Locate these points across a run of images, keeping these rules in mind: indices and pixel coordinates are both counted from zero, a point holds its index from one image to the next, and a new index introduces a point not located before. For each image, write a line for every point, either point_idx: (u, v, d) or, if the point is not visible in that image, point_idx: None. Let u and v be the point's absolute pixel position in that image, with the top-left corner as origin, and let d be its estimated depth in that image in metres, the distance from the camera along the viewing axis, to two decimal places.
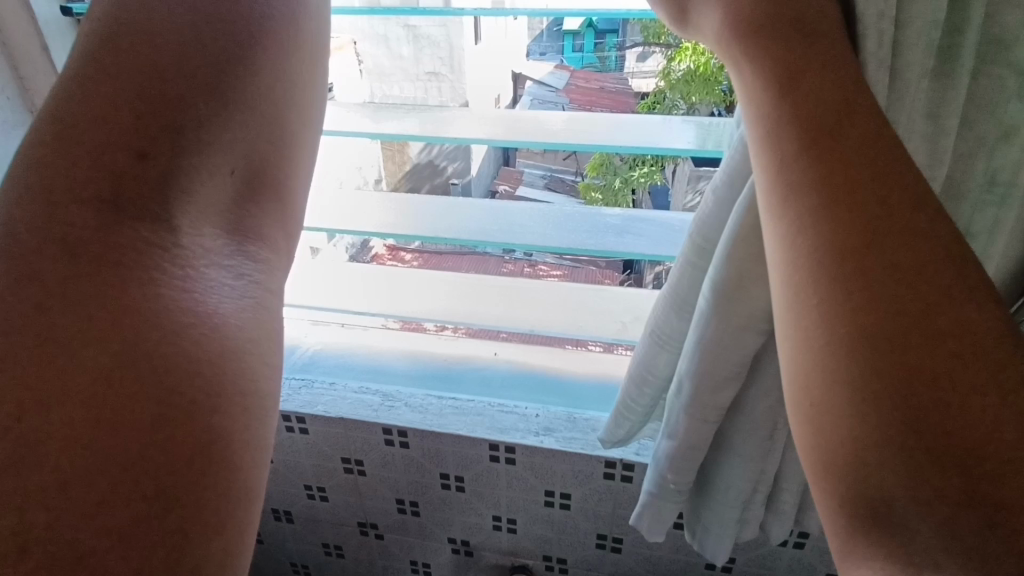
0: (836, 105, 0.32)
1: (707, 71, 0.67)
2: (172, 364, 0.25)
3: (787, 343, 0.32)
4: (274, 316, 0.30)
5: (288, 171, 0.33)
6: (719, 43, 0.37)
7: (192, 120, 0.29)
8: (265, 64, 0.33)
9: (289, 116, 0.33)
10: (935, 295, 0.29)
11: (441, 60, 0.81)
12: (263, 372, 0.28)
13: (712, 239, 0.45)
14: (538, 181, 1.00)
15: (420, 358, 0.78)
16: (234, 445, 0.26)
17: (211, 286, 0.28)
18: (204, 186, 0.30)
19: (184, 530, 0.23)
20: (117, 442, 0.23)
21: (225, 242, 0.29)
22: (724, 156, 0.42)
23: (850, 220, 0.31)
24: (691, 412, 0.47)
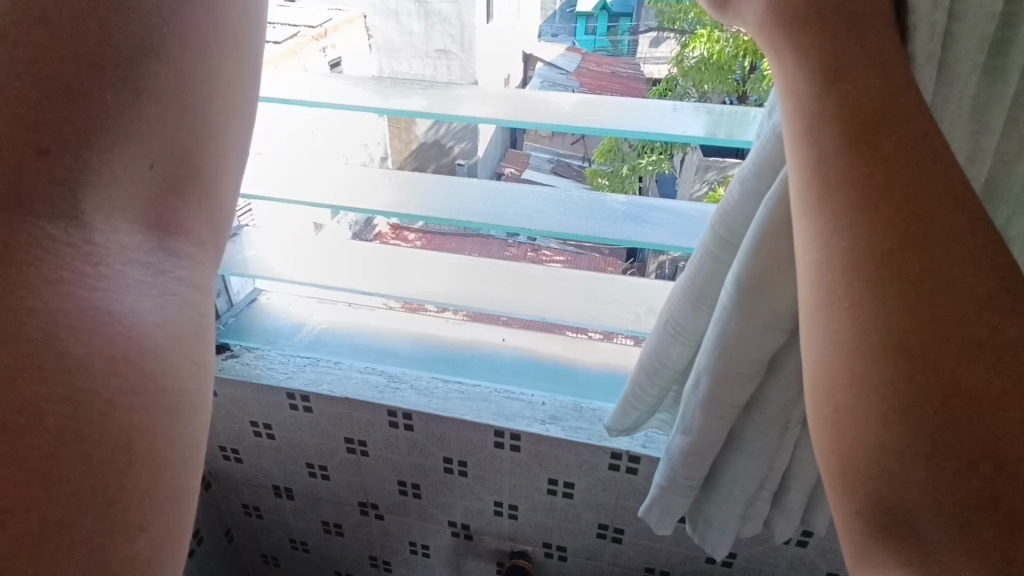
0: (883, 100, 0.31)
1: (721, 59, 0.71)
2: (81, 364, 0.25)
3: (814, 345, 0.31)
4: (199, 313, 0.30)
5: (215, 163, 0.34)
6: (760, 30, 0.36)
7: (106, 110, 0.29)
8: (194, 59, 0.33)
9: (219, 113, 0.34)
10: (981, 302, 0.28)
11: (452, 38, 0.76)
12: (185, 371, 0.29)
13: (736, 231, 0.43)
14: (546, 166, 0.94)
15: (426, 341, 0.77)
16: (158, 444, 0.26)
17: (125, 284, 0.28)
18: (119, 178, 0.29)
19: (106, 528, 0.24)
20: (25, 448, 0.23)
21: (144, 238, 0.30)
22: (753, 147, 0.41)
23: (890, 221, 0.29)
24: (707, 408, 0.46)
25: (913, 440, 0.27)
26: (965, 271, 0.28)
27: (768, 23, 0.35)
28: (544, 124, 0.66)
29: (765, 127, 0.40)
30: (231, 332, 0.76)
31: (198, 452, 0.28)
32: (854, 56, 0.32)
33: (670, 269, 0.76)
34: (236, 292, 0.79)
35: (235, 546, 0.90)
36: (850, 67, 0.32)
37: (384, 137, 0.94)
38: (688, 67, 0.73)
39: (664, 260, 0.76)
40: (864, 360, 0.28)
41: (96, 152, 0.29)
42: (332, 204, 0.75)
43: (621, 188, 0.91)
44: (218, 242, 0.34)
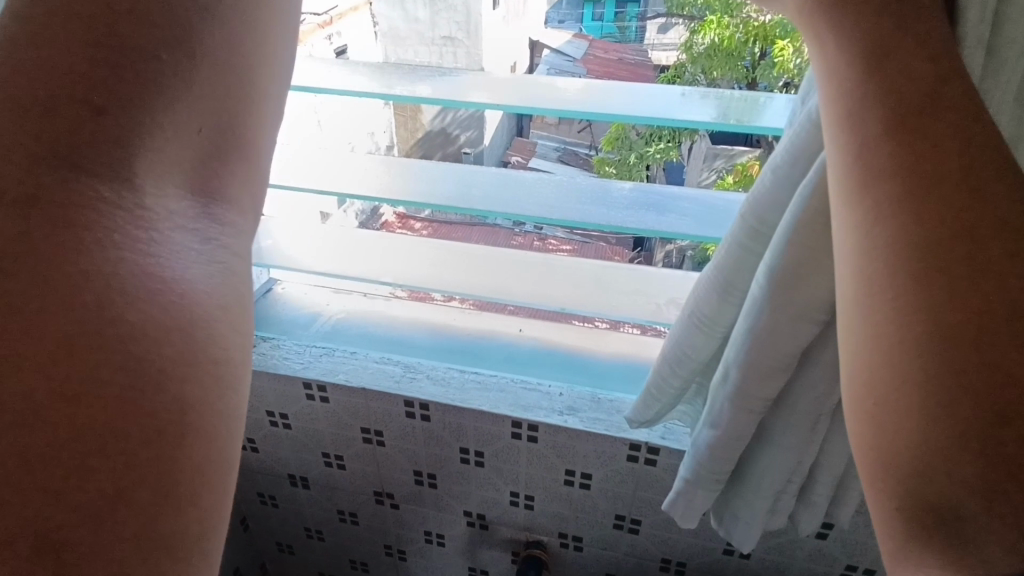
0: (930, 86, 0.29)
1: (731, 45, 0.77)
2: (133, 332, 0.25)
3: (853, 339, 0.29)
4: (242, 282, 0.29)
5: (256, 130, 0.32)
6: (800, 14, 0.34)
7: (155, 70, 0.28)
8: (240, 21, 0.32)
9: (262, 81, 0.33)
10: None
11: (458, 25, 0.75)
12: (232, 342, 0.27)
13: (768, 221, 0.42)
14: (552, 154, 0.92)
15: (440, 331, 0.77)
16: (208, 415, 0.25)
17: (176, 249, 0.27)
18: (168, 142, 0.29)
19: (157, 501, 0.23)
20: (85, 412, 0.23)
21: (191, 204, 0.29)
22: (786, 134, 0.40)
23: (936, 209, 0.28)
24: (736, 401, 0.45)
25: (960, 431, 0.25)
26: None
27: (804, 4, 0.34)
28: (553, 110, 0.65)
29: (801, 113, 0.39)
30: None
31: (245, 428, 0.27)
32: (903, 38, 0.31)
33: (677, 257, 0.76)
34: None
35: (250, 534, 0.91)
36: (901, 49, 0.30)
37: (389, 125, 0.93)
38: (697, 54, 0.78)
39: (671, 249, 0.75)
40: (909, 351, 0.27)
41: (146, 113, 0.28)
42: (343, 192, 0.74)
43: (627, 173, 0.91)
44: (258, 213, 0.32)
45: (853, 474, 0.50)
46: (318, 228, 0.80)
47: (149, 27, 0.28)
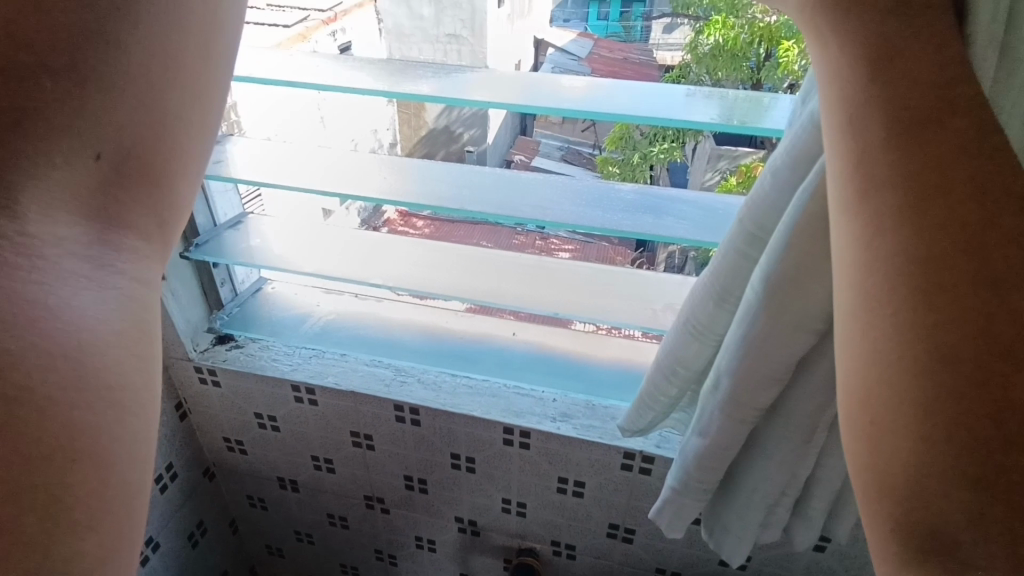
0: (936, 89, 0.27)
1: (736, 45, 0.72)
2: (16, 360, 0.24)
3: (848, 354, 0.28)
4: (143, 307, 0.29)
5: (167, 154, 0.32)
6: (802, 13, 0.33)
7: (43, 99, 0.28)
8: (151, 47, 0.31)
9: (175, 106, 0.32)
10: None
11: (462, 23, 0.73)
12: (133, 368, 0.27)
13: (767, 228, 0.41)
14: (555, 154, 0.91)
15: (434, 334, 0.75)
16: (104, 440, 0.25)
17: (62, 277, 0.26)
18: (59, 170, 0.28)
19: (50, 529, 0.22)
20: None
21: (83, 232, 0.28)
22: (786, 136, 0.39)
23: (940, 220, 0.25)
24: (727, 411, 0.44)
25: (969, 459, 0.23)
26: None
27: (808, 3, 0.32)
28: (557, 110, 0.63)
29: (802, 114, 0.37)
30: (234, 322, 0.75)
31: (147, 450, 0.27)
32: (899, 34, 0.29)
33: (679, 259, 0.74)
34: (240, 282, 0.78)
35: (240, 536, 0.89)
36: (897, 50, 0.29)
37: (392, 122, 0.89)
38: (702, 55, 0.73)
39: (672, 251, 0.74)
40: (912, 372, 0.25)
41: (31, 141, 0.27)
42: (340, 192, 0.72)
43: (631, 175, 0.89)
44: (164, 238, 0.32)
45: (850, 489, 0.49)
46: (313, 227, 0.79)
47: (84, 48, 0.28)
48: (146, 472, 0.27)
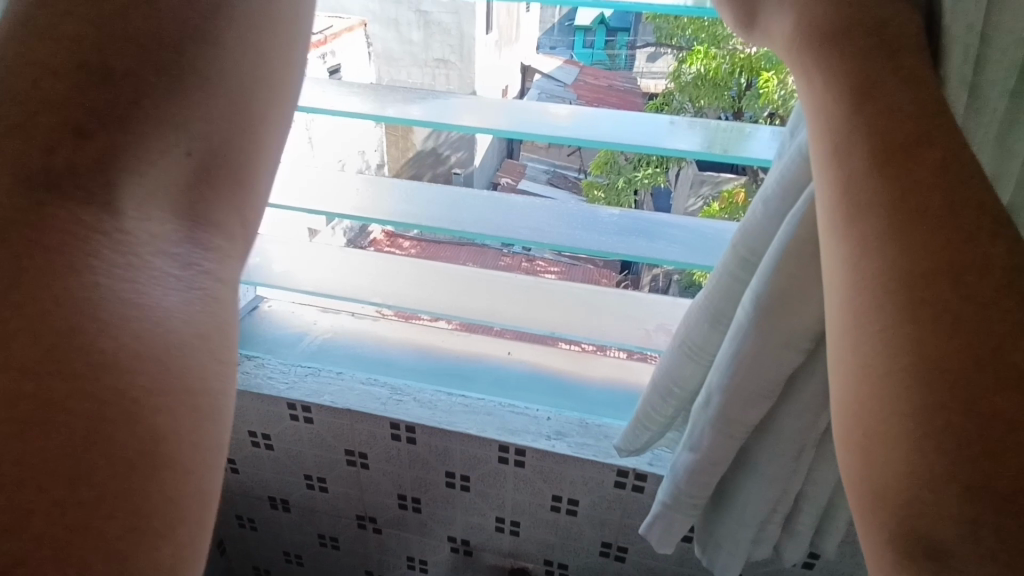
0: (913, 123, 0.30)
1: (717, 75, 0.75)
2: (105, 359, 0.23)
3: (839, 370, 0.29)
4: (225, 310, 0.27)
5: (252, 150, 0.30)
6: (788, 50, 0.35)
7: (141, 96, 0.27)
8: (242, 49, 0.30)
9: (259, 105, 0.31)
10: (1002, 331, 0.25)
11: (451, 48, 0.76)
12: (214, 371, 0.25)
13: (757, 252, 0.43)
14: (541, 177, 0.93)
15: (431, 353, 0.76)
16: (185, 448, 0.23)
17: (152, 275, 0.25)
18: (153, 167, 0.27)
19: (126, 539, 0.21)
20: (50, 444, 0.21)
21: (173, 228, 0.27)
22: (775, 166, 0.41)
23: (920, 243, 0.27)
24: (717, 426, 0.45)
25: (955, 468, 0.24)
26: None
27: (796, 38, 0.34)
28: (548, 136, 0.66)
29: (789, 147, 0.40)
30: None
31: (226, 459, 0.25)
32: (881, 71, 0.31)
33: (663, 281, 0.76)
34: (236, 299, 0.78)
35: (228, 558, 0.88)
36: (879, 87, 0.31)
37: (380, 143, 0.92)
38: (684, 83, 0.78)
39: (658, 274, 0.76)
40: (893, 385, 0.26)
41: (131, 137, 0.27)
42: (336, 212, 0.74)
43: (615, 199, 0.92)
44: (250, 240, 0.30)
45: (837, 505, 0.50)
46: (309, 247, 0.80)
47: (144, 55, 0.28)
48: (223, 481, 0.24)
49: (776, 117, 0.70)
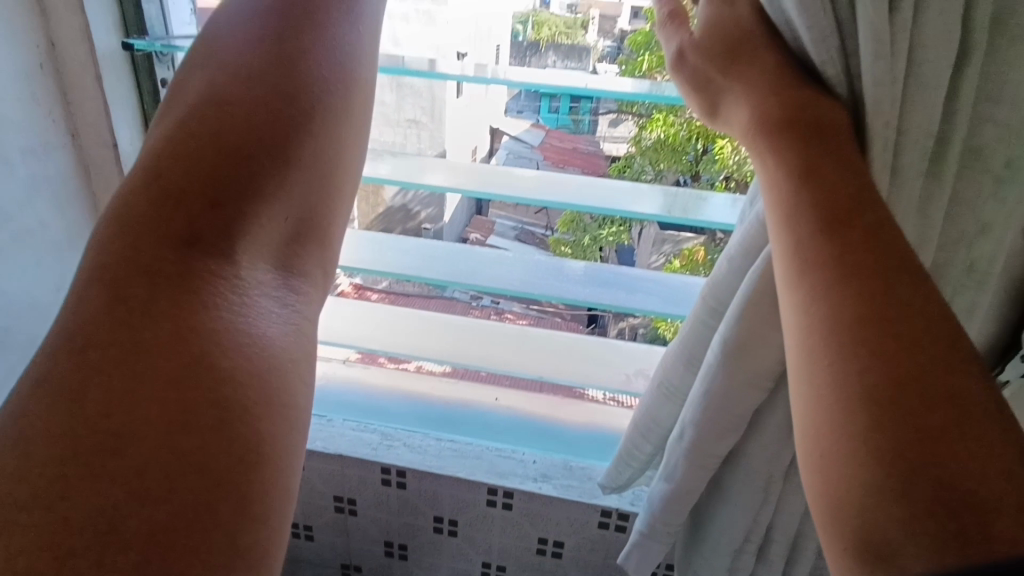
0: (845, 197, 0.36)
1: (675, 141, 0.78)
2: (230, 375, 0.28)
3: (801, 400, 0.34)
4: (311, 341, 0.32)
5: (332, 215, 0.37)
6: (745, 134, 0.42)
7: (259, 172, 0.32)
8: (331, 131, 0.36)
9: (338, 178, 0.37)
10: (927, 363, 0.31)
11: (422, 110, 0.83)
12: (301, 390, 0.30)
13: (725, 301, 0.49)
14: (509, 233, 0.94)
15: (420, 399, 0.79)
16: (279, 449, 0.28)
17: (262, 314, 0.31)
18: (262, 228, 0.32)
19: (237, 519, 0.26)
20: (189, 440, 0.26)
21: (274, 277, 0.32)
22: (738, 230, 0.47)
23: (860, 293, 0.33)
24: (690, 458, 0.50)
25: (903, 482, 0.29)
26: (945, 345, 0.32)
27: (755, 125, 0.41)
28: (538, 200, 0.72)
29: (750, 214, 0.47)
30: None
31: (302, 461, 0.30)
32: (822, 153, 0.38)
33: (629, 333, 0.81)
34: None
35: None
36: (819, 166, 0.38)
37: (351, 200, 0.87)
38: (645, 148, 0.80)
39: (623, 326, 0.81)
40: (844, 408, 0.32)
41: (251, 205, 0.32)
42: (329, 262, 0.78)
43: (582, 255, 0.92)
44: (329, 288, 0.36)
45: (805, 535, 0.55)
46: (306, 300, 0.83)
47: (259, 137, 0.33)
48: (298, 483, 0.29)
49: (730, 180, 0.78)
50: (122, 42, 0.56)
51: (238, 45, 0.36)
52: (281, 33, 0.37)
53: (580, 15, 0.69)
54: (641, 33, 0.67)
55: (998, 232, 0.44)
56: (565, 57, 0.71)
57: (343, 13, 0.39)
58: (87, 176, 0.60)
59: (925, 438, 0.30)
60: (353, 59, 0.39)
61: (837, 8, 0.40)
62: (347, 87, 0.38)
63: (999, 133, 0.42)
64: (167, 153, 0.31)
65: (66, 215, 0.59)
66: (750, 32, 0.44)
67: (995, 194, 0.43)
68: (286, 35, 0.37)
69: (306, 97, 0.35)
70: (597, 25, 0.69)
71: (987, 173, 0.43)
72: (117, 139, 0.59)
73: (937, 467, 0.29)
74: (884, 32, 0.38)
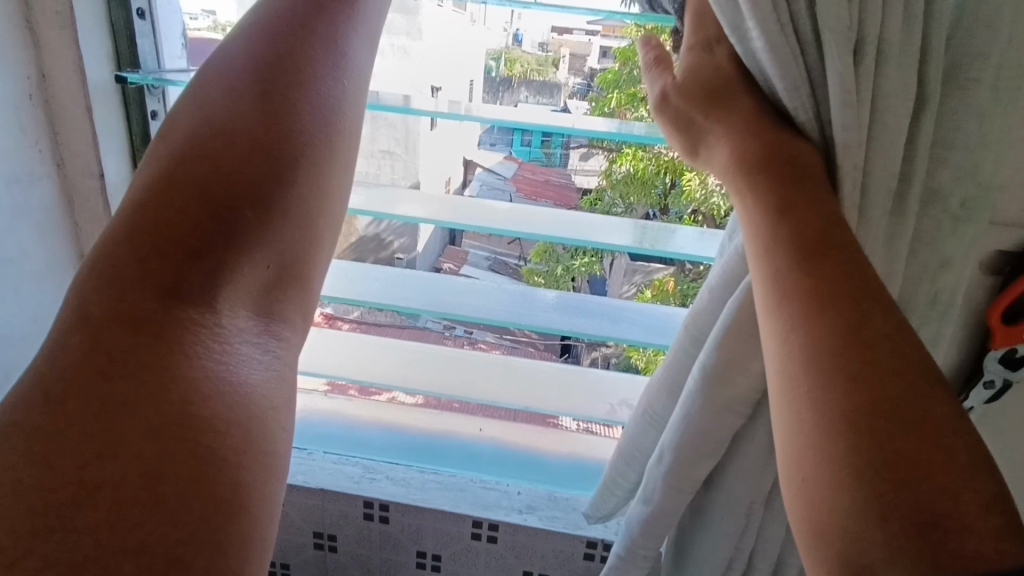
0: (818, 231, 0.39)
1: (645, 175, 0.84)
2: (210, 424, 0.28)
3: (783, 425, 0.36)
4: (288, 388, 0.33)
5: (312, 263, 0.38)
6: (727, 173, 0.45)
7: (242, 223, 0.33)
8: (316, 180, 0.38)
9: (319, 226, 0.39)
10: (902, 389, 0.33)
11: (396, 141, 0.85)
12: (280, 437, 0.31)
13: (706, 332, 0.51)
14: (481, 263, 0.96)
15: (400, 430, 0.78)
16: (256, 498, 0.29)
17: (243, 361, 0.31)
18: (244, 275, 0.33)
19: (213, 568, 0.26)
20: (165, 491, 0.26)
21: (254, 322, 0.33)
22: (716, 266, 0.50)
23: (836, 321, 0.36)
24: (669, 481, 0.51)
25: (882, 505, 0.31)
26: (915, 372, 0.34)
27: (735, 165, 0.44)
28: (507, 231, 0.74)
29: (727, 249, 0.49)
30: None
31: (280, 508, 0.30)
32: (794, 196, 0.41)
33: (602, 362, 0.84)
34: None
35: None
36: (793, 201, 0.40)
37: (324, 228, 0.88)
38: (615, 181, 0.84)
39: (596, 355, 0.84)
40: (826, 430, 0.33)
41: (233, 254, 0.33)
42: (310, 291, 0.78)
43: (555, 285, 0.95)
44: (308, 328, 0.37)
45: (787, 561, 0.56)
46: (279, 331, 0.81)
47: (243, 187, 0.34)
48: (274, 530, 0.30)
49: (698, 213, 0.83)
50: (113, 75, 0.57)
51: (216, 93, 0.37)
52: (265, 84, 0.38)
53: (551, 53, 0.72)
54: (610, 73, 0.72)
55: (957, 267, 0.47)
56: (536, 92, 0.75)
57: (329, 63, 0.41)
58: (70, 207, 0.60)
59: (899, 462, 0.31)
60: (337, 111, 0.40)
61: (807, 62, 0.43)
62: (329, 137, 0.39)
63: (953, 176, 0.45)
64: (151, 202, 0.32)
65: (47, 246, 0.58)
66: (728, 78, 0.47)
67: (953, 231, 0.46)
68: (269, 88, 0.38)
69: (290, 150, 0.37)
70: (567, 64, 0.72)
71: (945, 212, 0.46)
72: (105, 169, 0.59)
73: (911, 488, 0.31)
74: (851, 85, 0.41)
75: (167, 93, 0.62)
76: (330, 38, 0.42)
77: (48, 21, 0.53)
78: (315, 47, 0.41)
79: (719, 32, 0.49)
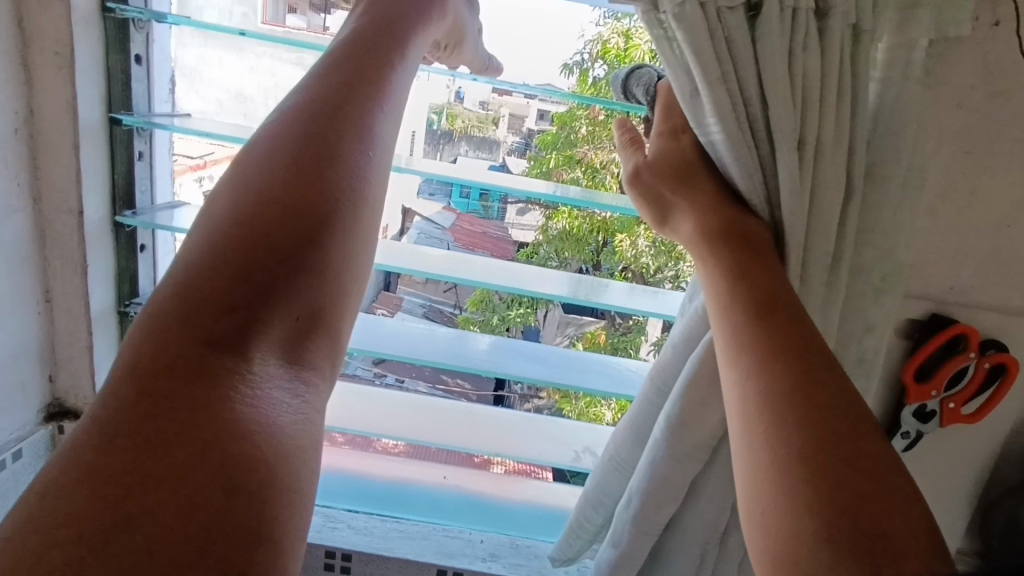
0: (764, 297, 0.45)
1: (579, 232, 1.04)
2: (240, 460, 0.29)
3: (745, 466, 0.41)
4: (317, 430, 0.34)
5: (343, 314, 0.40)
6: (691, 241, 0.51)
7: (273, 279, 0.36)
8: (344, 242, 0.41)
9: (348, 281, 0.41)
10: (843, 427, 0.39)
11: None
12: (305, 475, 0.32)
13: (669, 382, 0.56)
14: (417, 310, 1.03)
15: (361, 476, 0.77)
16: (279, 532, 0.29)
17: (275, 404, 0.33)
18: (274, 326, 0.35)
19: None
20: (194, 522, 0.27)
21: (285, 370, 0.35)
22: (676, 327, 0.55)
23: (770, 376, 0.41)
24: (636, 525, 0.55)
25: (831, 530, 0.35)
26: (857, 416, 0.40)
27: (699, 234, 0.50)
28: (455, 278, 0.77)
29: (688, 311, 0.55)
30: None
31: (303, 545, 0.31)
32: (751, 263, 0.47)
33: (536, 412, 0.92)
34: None
35: None
36: (751, 269, 0.47)
37: None
38: (551, 236, 1.05)
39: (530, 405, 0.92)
40: (780, 465, 0.38)
41: (265, 307, 0.35)
42: None
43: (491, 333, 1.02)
44: (335, 377, 0.39)
45: None
46: None
47: (270, 248, 0.36)
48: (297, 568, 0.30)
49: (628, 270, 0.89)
50: (107, 115, 0.59)
51: (261, 162, 0.40)
52: (311, 155, 0.41)
53: (491, 112, 0.78)
54: (552, 135, 0.93)
55: (878, 331, 0.56)
56: (476, 146, 0.82)
57: (358, 136, 0.44)
58: (41, 242, 0.59)
59: (844, 491, 0.37)
60: (365, 180, 0.43)
61: (761, 154, 0.51)
62: (355, 203, 0.42)
63: (875, 253, 0.54)
64: (193, 262, 0.35)
65: (14, 281, 0.57)
66: (693, 160, 0.54)
67: (876, 300, 0.54)
68: (304, 163, 0.41)
69: (322, 213, 0.39)
70: (507, 122, 0.80)
71: (868, 283, 0.54)
72: (84, 208, 0.59)
73: (854, 512, 0.36)
74: (796, 175, 0.49)
75: (153, 135, 0.64)
76: (363, 119, 0.45)
77: (46, 60, 0.54)
78: (345, 123, 0.44)
79: (684, 123, 0.57)
